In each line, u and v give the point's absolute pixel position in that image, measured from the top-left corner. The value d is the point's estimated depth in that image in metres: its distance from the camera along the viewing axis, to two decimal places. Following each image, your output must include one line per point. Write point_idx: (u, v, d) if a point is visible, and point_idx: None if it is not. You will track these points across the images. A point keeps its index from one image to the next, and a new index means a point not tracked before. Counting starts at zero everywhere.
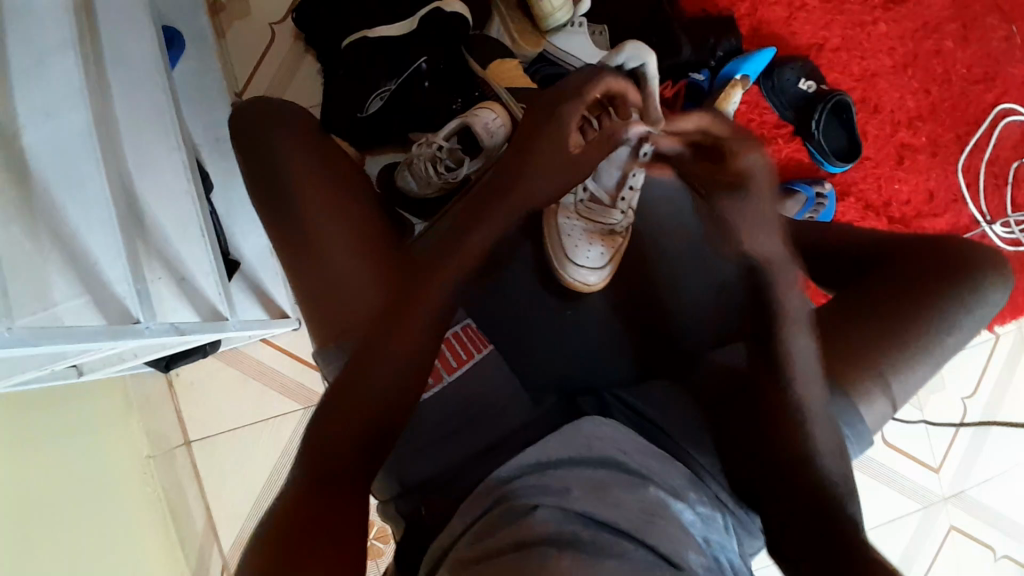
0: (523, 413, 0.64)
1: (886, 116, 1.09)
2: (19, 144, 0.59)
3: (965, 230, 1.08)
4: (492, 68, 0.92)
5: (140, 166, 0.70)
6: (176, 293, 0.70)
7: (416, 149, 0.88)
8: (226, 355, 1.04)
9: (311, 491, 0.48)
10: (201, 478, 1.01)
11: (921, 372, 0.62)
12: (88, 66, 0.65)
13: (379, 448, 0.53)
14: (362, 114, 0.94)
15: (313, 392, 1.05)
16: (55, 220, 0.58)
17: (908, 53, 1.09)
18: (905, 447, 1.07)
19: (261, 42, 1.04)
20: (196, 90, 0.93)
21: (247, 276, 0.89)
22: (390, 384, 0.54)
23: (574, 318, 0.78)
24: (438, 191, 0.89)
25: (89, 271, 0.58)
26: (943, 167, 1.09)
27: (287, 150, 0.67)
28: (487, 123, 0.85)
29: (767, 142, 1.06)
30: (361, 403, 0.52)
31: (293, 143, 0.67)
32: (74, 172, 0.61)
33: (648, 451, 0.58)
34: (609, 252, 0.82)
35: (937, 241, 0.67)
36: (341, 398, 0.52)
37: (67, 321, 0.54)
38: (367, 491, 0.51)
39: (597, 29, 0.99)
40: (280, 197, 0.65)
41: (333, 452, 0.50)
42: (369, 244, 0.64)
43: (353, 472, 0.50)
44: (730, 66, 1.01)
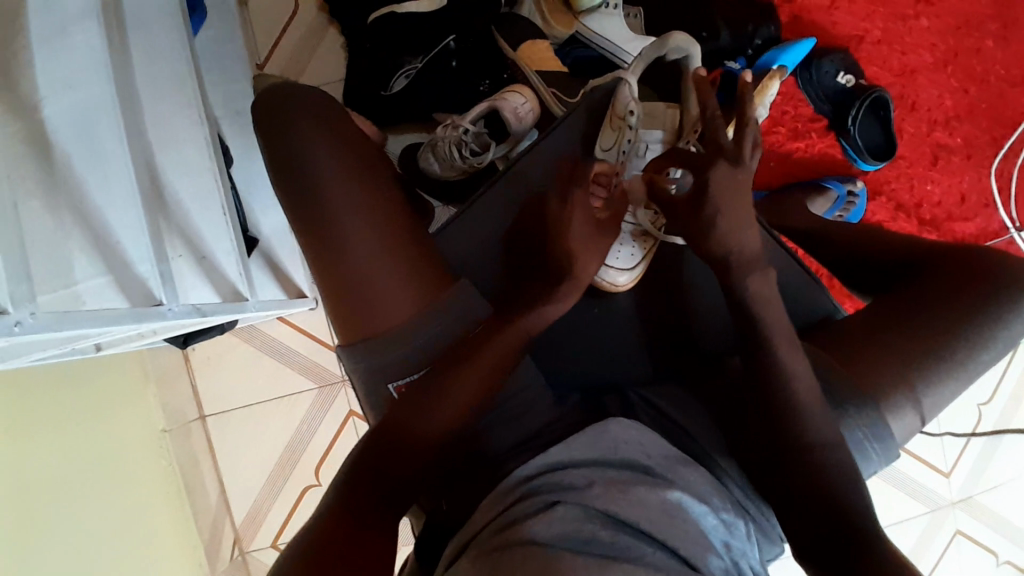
0: (549, 413, 0.64)
1: (922, 115, 1.06)
2: (38, 114, 0.56)
3: (994, 235, 1.05)
4: (523, 48, 0.89)
5: (160, 140, 0.68)
6: (196, 270, 0.68)
7: (440, 131, 0.84)
8: (242, 332, 1.03)
9: (349, 517, 0.52)
10: (216, 452, 1.03)
11: (953, 387, 0.61)
12: (114, 38, 0.63)
13: (426, 476, 0.56)
14: (385, 93, 0.92)
15: (327, 371, 1.05)
16: (77, 195, 0.56)
17: (949, 51, 1.06)
18: (916, 450, 1.07)
19: (284, 12, 1.01)
20: (217, 60, 0.90)
21: (264, 253, 0.88)
22: (446, 422, 0.56)
23: (604, 308, 0.73)
24: (460, 173, 0.87)
25: (111, 250, 0.58)
26: (976, 170, 1.06)
27: (312, 145, 0.61)
28: (517, 108, 0.83)
29: (799, 137, 1.04)
30: (421, 439, 0.55)
31: (318, 135, 0.61)
32: (96, 147, 0.59)
33: (674, 456, 0.56)
34: (642, 252, 0.74)
35: (969, 250, 0.66)
36: (402, 434, 0.55)
37: (88, 301, 0.53)
38: (390, 507, 0.54)
39: (631, 12, 0.96)
40: (319, 196, 0.60)
41: (382, 482, 0.54)
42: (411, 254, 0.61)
43: (390, 497, 0.54)
44: (767, 56, 0.97)
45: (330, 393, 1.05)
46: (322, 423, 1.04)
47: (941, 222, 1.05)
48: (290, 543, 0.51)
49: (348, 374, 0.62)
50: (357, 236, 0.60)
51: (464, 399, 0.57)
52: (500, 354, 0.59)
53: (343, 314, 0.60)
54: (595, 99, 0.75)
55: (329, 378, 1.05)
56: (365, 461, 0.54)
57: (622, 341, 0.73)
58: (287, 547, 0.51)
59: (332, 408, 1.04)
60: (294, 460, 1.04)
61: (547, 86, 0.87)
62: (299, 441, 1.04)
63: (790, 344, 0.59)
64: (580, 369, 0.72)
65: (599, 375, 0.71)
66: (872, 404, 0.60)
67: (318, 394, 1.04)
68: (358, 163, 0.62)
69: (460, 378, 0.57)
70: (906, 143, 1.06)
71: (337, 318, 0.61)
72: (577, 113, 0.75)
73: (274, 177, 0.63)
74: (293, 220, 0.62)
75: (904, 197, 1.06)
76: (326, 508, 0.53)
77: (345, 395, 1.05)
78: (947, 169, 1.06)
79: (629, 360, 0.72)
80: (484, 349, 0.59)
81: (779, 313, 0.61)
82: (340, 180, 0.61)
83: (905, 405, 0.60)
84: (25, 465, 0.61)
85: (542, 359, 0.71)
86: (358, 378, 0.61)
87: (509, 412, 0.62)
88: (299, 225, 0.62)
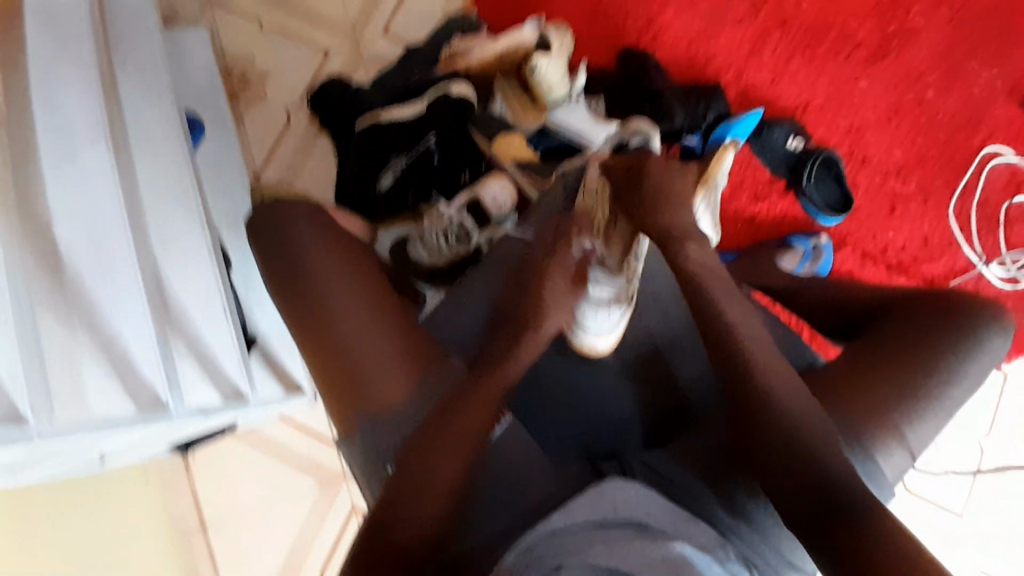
0: (552, 482, 0.64)
1: (874, 167, 1.14)
2: (51, 235, 0.60)
3: (962, 272, 1.11)
4: (497, 141, 0.97)
5: (164, 249, 0.71)
6: (200, 372, 0.71)
7: (427, 222, 0.93)
8: (243, 433, 1.04)
9: None
10: (221, 556, 1.00)
11: (934, 418, 0.64)
12: (120, 158, 0.69)
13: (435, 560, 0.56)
14: (375, 190, 1.00)
15: (327, 467, 1.04)
16: (87, 309, 0.60)
17: (891, 107, 1.15)
18: (924, 492, 1.08)
19: (279, 125, 1.11)
20: (216, 171, 0.97)
21: (263, 351, 0.89)
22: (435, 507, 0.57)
23: (594, 374, 0.77)
24: (450, 261, 0.92)
25: (121, 360, 0.61)
26: (935, 213, 1.13)
27: (546, 282, 0.72)
28: (495, 196, 0.92)
29: (760, 200, 1.11)
30: (403, 526, 0.55)
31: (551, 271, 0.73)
32: (106, 262, 0.63)
33: (673, 511, 0.57)
34: (619, 317, 0.75)
35: (931, 290, 0.70)
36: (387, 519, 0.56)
37: (97, 410, 0.60)
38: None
39: (594, 102, 1.07)
40: (304, 293, 0.65)
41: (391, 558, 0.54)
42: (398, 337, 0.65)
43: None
44: (719, 130, 1.06)
45: (333, 488, 1.04)
46: (325, 523, 1.03)
47: (908, 265, 1.12)
48: None
49: (351, 468, 0.64)
50: (357, 331, 0.64)
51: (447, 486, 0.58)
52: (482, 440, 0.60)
53: (343, 403, 0.63)
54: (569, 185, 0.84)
55: (331, 473, 1.04)
56: (386, 538, 0.55)
57: (613, 401, 0.75)
58: None
59: (336, 503, 1.03)
60: (298, 566, 1.02)
61: (527, 176, 0.94)
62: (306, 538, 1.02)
63: (795, 385, 0.61)
64: (577, 434, 0.73)
65: (598, 439, 0.73)
66: (862, 446, 0.62)
67: (321, 492, 1.04)
68: (532, 300, 0.71)
69: (444, 465, 0.58)
70: (864, 195, 1.14)
71: (336, 409, 0.64)
72: (555, 196, 0.83)
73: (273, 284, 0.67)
74: (288, 309, 0.66)
75: (870, 245, 1.12)
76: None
77: (349, 490, 1.04)
78: (907, 215, 1.13)
79: (621, 420, 0.74)
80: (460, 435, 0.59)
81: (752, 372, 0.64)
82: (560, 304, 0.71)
83: (892, 444, 0.62)
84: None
85: (542, 428, 0.74)
86: (359, 466, 0.64)
87: (506, 482, 0.63)
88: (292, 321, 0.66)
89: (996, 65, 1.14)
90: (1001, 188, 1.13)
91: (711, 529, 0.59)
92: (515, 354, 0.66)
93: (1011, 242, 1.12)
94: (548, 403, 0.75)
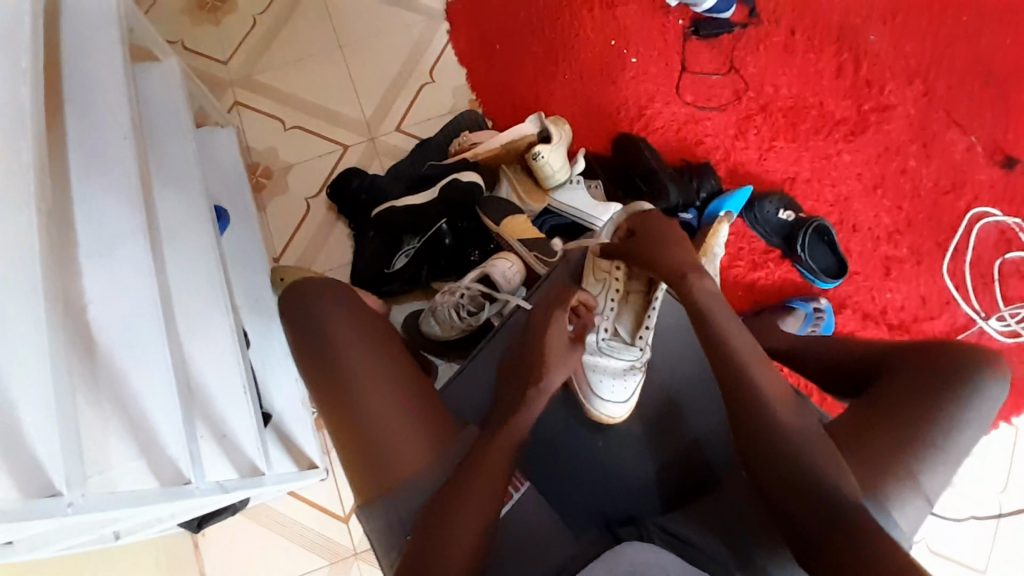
0: (568, 546, 0.66)
1: (865, 233, 1.19)
2: (85, 317, 0.65)
3: (963, 328, 1.14)
4: (506, 222, 1.01)
5: (190, 332, 0.75)
6: (217, 450, 0.72)
7: (439, 298, 0.95)
8: (254, 511, 1.03)
9: None
10: None
11: (946, 468, 0.65)
12: (155, 247, 0.74)
13: None
14: (389, 270, 1.06)
15: (338, 544, 1.03)
16: (119, 389, 0.64)
17: (875, 177, 1.22)
18: (951, 554, 1.05)
19: (298, 212, 1.18)
20: (239, 256, 1.03)
21: (278, 428, 0.92)
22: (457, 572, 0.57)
23: (607, 439, 0.77)
24: (461, 333, 0.96)
25: (147, 437, 0.63)
26: (929, 273, 1.17)
27: (548, 333, 0.73)
28: (504, 272, 0.95)
29: (757, 268, 1.16)
30: None
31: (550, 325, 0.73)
32: (138, 344, 0.66)
33: (693, 574, 0.57)
34: (634, 386, 0.77)
35: (933, 342, 0.72)
36: None
37: (122, 483, 0.59)
38: None
39: (593, 183, 1.14)
40: (325, 360, 0.67)
41: None
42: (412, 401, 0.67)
43: None
44: (714, 204, 1.14)
45: (343, 567, 1.02)
46: None
47: (910, 324, 1.14)
48: None
49: (367, 535, 0.65)
50: (375, 397, 0.66)
51: (469, 549, 0.58)
52: (495, 489, 0.61)
53: (362, 470, 0.64)
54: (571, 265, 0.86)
55: (342, 551, 1.02)
56: None
57: (626, 467, 0.76)
58: None
59: None
60: None
61: (535, 255, 0.99)
62: None
63: (813, 436, 0.61)
64: (592, 502, 0.74)
65: (614, 506, 0.73)
66: (876, 501, 0.62)
67: (332, 569, 1.02)
68: (538, 356, 0.71)
69: (464, 525, 0.58)
70: (858, 259, 1.18)
71: (355, 476, 0.65)
72: (559, 273, 0.86)
73: (295, 354, 0.70)
74: (310, 378, 0.68)
75: (869, 306, 1.15)
76: None
77: (359, 567, 1.02)
78: (902, 276, 1.16)
79: (636, 485, 0.74)
80: (478, 489, 0.60)
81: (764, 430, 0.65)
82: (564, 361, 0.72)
83: (906, 496, 0.63)
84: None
85: (557, 496, 0.74)
86: (376, 534, 0.64)
87: (522, 554, 0.64)
88: (312, 389, 0.68)
89: (971, 134, 1.23)
90: (992, 246, 1.17)
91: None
92: (525, 408, 0.68)
93: (1007, 297, 1.15)
94: (561, 469, 0.76)
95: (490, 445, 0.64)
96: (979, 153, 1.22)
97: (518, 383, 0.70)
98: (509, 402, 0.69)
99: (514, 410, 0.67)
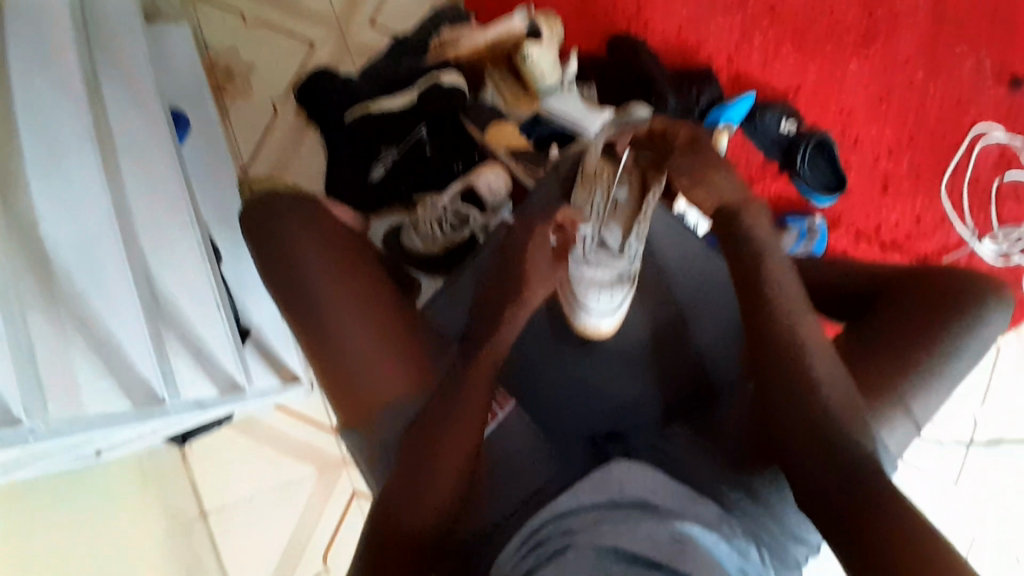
0: (553, 467, 0.65)
1: (866, 149, 1.14)
2: (38, 234, 0.60)
3: (954, 248, 1.12)
4: (491, 131, 0.96)
5: (154, 248, 0.69)
6: (192, 363, 0.67)
7: (421, 212, 0.92)
8: (238, 425, 1.03)
9: None
10: (220, 550, 0.99)
11: (937, 393, 0.65)
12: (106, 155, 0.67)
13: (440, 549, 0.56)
14: (367, 182, 1.00)
15: (326, 454, 1.04)
16: (79, 308, 0.59)
17: (882, 89, 1.15)
18: (921, 463, 1.08)
19: (265, 118, 1.09)
20: (203, 165, 0.96)
21: (258, 341, 0.88)
22: (439, 499, 0.56)
23: (593, 358, 0.76)
24: (443, 249, 0.91)
25: (114, 356, 0.60)
26: (927, 191, 1.13)
27: (528, 256, 0.71)
28: (490, 184, 0.91)
29: (753, 183, 1.11)
30: (410, 516, 0.55)
31: (529, 244, 0.72)
32: (98, 264, 0.63)
33: (680, 491, 0.57)
34: (621, 299, 0.74)
35: (937, 270, 0.70)
36: (387, 511, 0.55)
37: (91, 406, 0.56)
38: None
39: (586, 88, 1.06)
40: (298, 284, 0.63)
41: (399, 546, 0.54)
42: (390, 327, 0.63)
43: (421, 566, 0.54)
44: (714, 113, 1.06)
45: (332, 477, 1.03)
46: (324, 514, 1.02)
47: (902, 243, 1.12)
48: None
49: (353, 457, 0.64)
50: (352, 323, 0.62)
51: (450, 476, 0.57)
52: (478, 415, 0.60)
53: (344, 395, 0.62)
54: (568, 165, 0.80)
55: (332, 459, 1.04)
56: (392, 525, 0.55)
57: (614, 386, 0.75)
58: None
59: (337, 489, 1.03)
60: (301, 546, 1.01)
61: (522, 166, 0.94)
62: (307, 526, 1.02)
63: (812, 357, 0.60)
64: (579, 420, 0.73)
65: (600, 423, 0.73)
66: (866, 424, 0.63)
67: (320, 479, 1.03)
68: (519, 274, 0.71)
69: (445, 453, 0.57)
70: (856, 175, 1.14)
71: (337, 401, 0.63)
72: (553, 181, 0.79)
73: (265, 276, 0.66)
74: (283, 302, 0.64)
75: (863, 224, 1.12)
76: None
77: (348, 476, 1.03)
78: (900, 193, 1.13)
79: (624, 403, 0.74)
80: (459, 418, 0.59)
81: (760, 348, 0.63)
82: (545, 277, 0.71)
83: (895, 419, 0.64)
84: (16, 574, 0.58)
85: (543, 414, 0.73)
86: (359, 456, 0.64)
87: (509, 470, 0.65)
88: (285, 313, 0.65)
89: (979, 51, 1.15)
90: (992, 166, 1.13)
91: (715, 505, 0.58)
92: (505, 325, 0.67)
93: (1002, 218, 1.12)
94: (548, 388, 0.75)
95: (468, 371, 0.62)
96: (986, 71, 1.15)
97: (499, 303, 0.69)
98: (485, 328, 0.66)
99: (492, 334, 0.66)
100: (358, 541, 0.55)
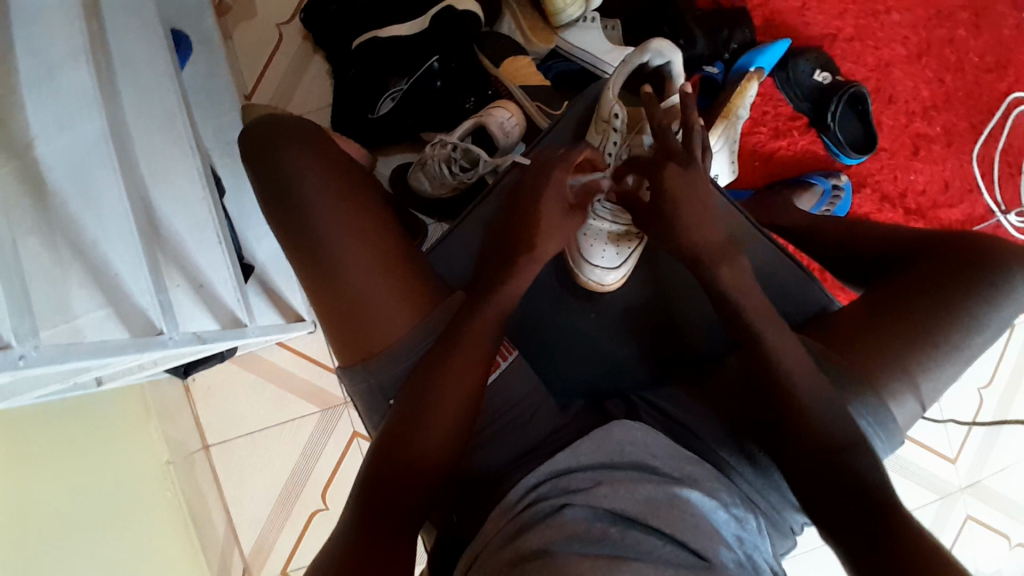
0: (553, 417, 0.66)
1: (900, 107, 1.08)
2: (30, 154, 0.56)
3: (981, 220, 1.07)
4: (506, 63, 0.94)
5: (153, 175, 0.66)
6: (195, 300, 0.66)
7: (429, 149, 0.86)
8: (242, 360, 1.03)
9: (367, 534, 0.51)
10: (222, 478, 1.01)
11: (950, 368, 0.63)
12: (102, 71, 0.63)
13: (433, 498, 0.56)
14: (373, 115, 0.95)
15: (329, 395, 1.05)
16: (74, 232, 0.56)
17: (921, 43, 1.08)
18: (922, 438, 1.07)
19: (270, 42, 1.03)
20: (205, 91, 0.91)
21: (261, 280, 0.86)
22: (438, 449, 0.56)
23: (599, 313, 0.75)
24: (451, 190, 0.88)
25: (111, 285, 0.56)
26: (957, 157, 1.08)
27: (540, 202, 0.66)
28: (502, 123, 0.86)
29: (781, 136, 1.06)
30: (406, 462, 0.54)
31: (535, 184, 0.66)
32: (91, 185, 0.59)
33: (681, 455, 0.58)
34: (627, 252, 0.74)
35: (967, 238, 0.67)
36: (383, 455, 0.55)
37: (90, 334, 0.51)
38: (413, 532, 0.54)
39: (609, 24, 0.99)
40: (300, 218, 0.60)
41: (396, 492, 0.54)
42: (394, 271, 0.61)
43: (411, 514, 0.54)
44: (743, 58, 0.99)
45: (333, 416, 1.04)
46: (325, 451, 1.03)
47: (927, 210, 1.07)
48: (319, 556, 0.52)
49: (350, 396, 0.64)
50: (355, 264, 0.60)
51: (449, 428, 0.56)
52: (478, 368, 0.59)
53: (343, 336, 0.62)
54: (588, 100, 0.77)
55: (334, 400, 1.04)
56: (388, 472, 0.54)
57: (620, 341, 0.74)
58: (316, 561, 0.52)
59: (338, 429, 1.04)
60: (301, 484, 1.03)
61: (532, 101, 0.92)
62: (307, 464, 1.03)
63: None
64: (582, 375, 0.73)
65: (603, 381, 0.73)
66: (896, 381, 0.62)
67: (321, 418, 1.04)
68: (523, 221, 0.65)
69: (445, 404, 0.56)
70: (887, 135, 1.08)
71: (335, 340, 0.63)
72: (570, 118, 0.77)
73: (266, 208, 0.62)
74: (283, 238, 0.62)
75: (889, 187, 1.07)
76: (348, 529, 0.53)
77: (349, 417, 1.05)
78: (929, 157, 1.08)
79: (624, 362, 0.73)
80: (458, 371, 0.57)
81: (767, 309, 0.62)
82: (559, 230, 0.66)
83: (905, 391, 0.62)
84: (18, 496, 0.59)
85: (546, 368, 0.73)
86: (358, 396, 0.63)
87: (512, 422, 0.65)
88: (287, 249, 0.62)
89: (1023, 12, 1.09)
90: None
91: (716, 473, 0.58)
92: (507, 272, 0.64)
93: None
94: (552, 343, 0.73)
95: (473, 324, 0.60)
96: None
97: (505, 247, 0.66)
98: (490, 280, 0.63)
99: (492, 283, 0.63)
100: (357, 482, 0.55)
